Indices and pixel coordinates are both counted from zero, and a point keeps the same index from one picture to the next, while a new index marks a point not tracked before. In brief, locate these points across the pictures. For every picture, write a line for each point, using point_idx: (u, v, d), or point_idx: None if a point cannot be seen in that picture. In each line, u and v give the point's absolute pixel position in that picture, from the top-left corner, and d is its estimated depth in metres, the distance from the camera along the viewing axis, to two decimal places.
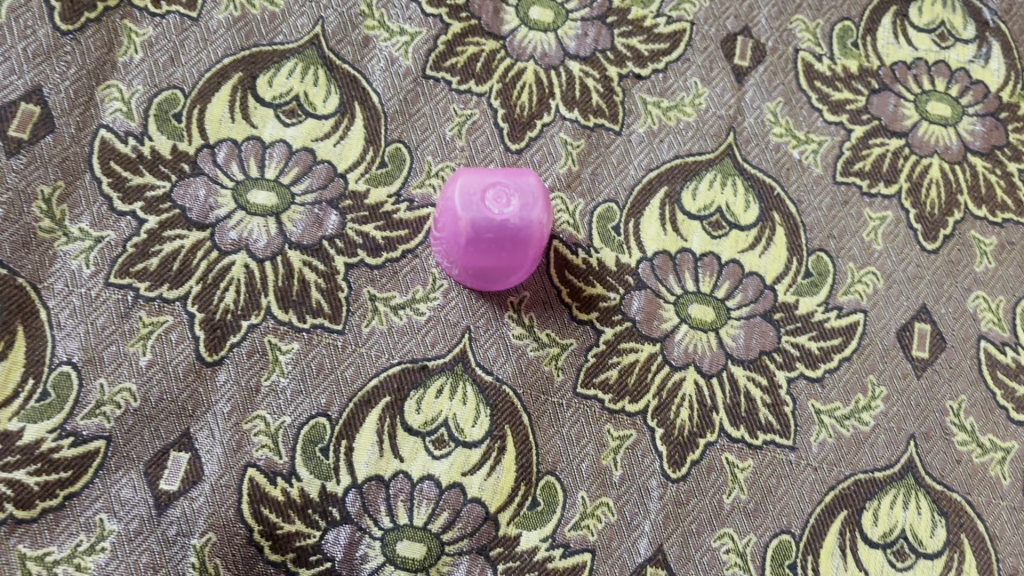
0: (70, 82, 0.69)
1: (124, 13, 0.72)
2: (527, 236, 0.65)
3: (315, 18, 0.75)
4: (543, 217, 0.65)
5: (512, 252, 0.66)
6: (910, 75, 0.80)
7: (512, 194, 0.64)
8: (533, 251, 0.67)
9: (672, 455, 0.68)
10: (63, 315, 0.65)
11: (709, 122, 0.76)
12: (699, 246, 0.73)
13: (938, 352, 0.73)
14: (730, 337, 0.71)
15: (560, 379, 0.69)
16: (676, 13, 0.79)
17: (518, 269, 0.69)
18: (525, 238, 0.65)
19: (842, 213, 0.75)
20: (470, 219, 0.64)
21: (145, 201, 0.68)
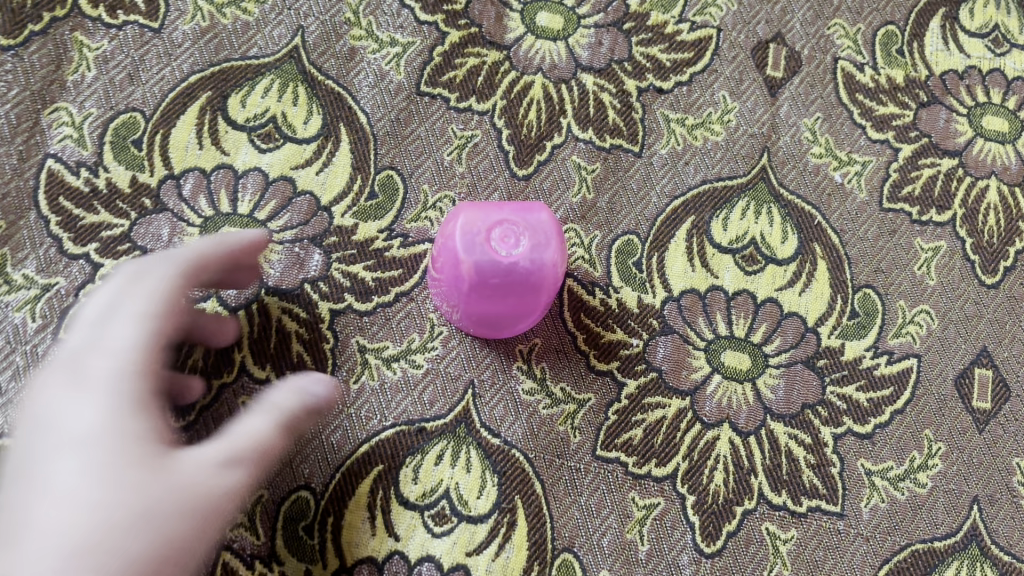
0: (11, 106, 0.61)
1: (74, 25, 0.63)
2: (540, 279, 0.56)
3: (294, 27, 0.66)
4: (559, 258, 0.56)
5: (523, 299, 0.57)
6: (963, 85, 0.72)
7: (521, 233, 0.55)
8: (548, 293, 0.58)
9: (706, 526, 0.60)
10: (4, 378, 0.56)
11: (741, 142, 0.68)
12: (732, 284, 0.65)
13: (1001, 402, 0.64)
14: (768, 388, 0.63)
15: (577, 440, 0.60)
16: (700, 18, 0.71)
17: (532, 311, 0.59)
18: (538, 281, 0.56)
19: (891, 243, 0.67)
20: (475, 263, 0.55)
21: (99, 242, 0.59)
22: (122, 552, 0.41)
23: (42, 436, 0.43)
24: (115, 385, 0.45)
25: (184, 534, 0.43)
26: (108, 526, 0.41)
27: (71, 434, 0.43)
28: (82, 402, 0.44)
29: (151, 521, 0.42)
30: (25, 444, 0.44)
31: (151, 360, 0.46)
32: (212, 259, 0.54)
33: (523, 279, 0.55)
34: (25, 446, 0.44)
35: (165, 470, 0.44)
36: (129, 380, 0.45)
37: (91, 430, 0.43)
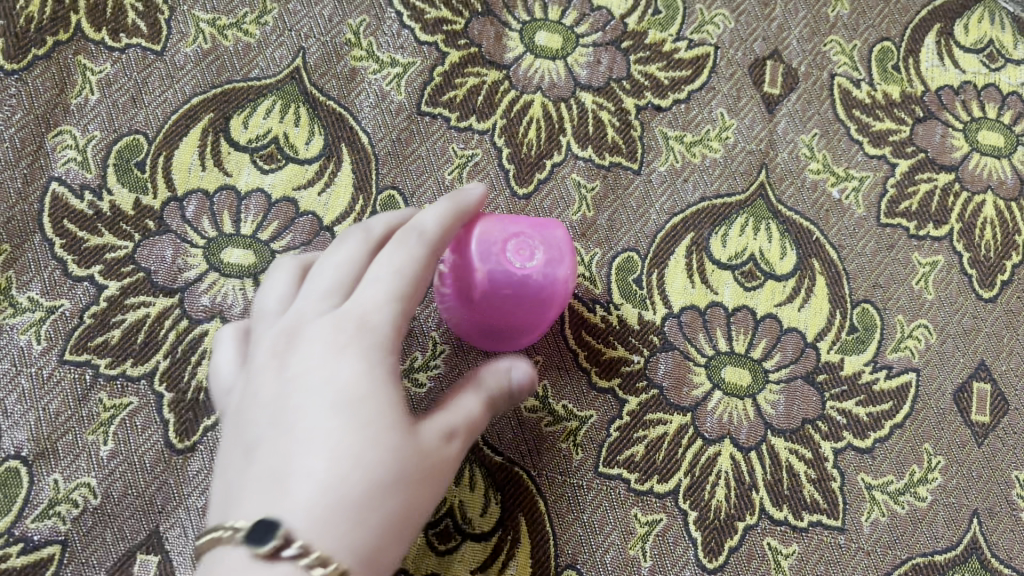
0: (16, 130, 0.61)
1: (77, 48, 0.64)
2: (553, 292, 0.56)
3: (295, 49, 0.67)
4: (569, 276, 0.56)
5: (530, 314, 0.57)
6: (958, 100, 0.73)
7: (537, 244, 0.55)
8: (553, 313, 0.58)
9: (708, 542, 0.60)
10: (10, 400, 0.57)
11: (739, 159, 0.68)
12: (731, 300, 0.65)
13: (999, 416, 0.65)
14: (769, 404, 0.63)
15: (579, 458, 0.61)
16: (698, 36, 0.71)
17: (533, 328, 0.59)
18: (551, 295, 0.56)
19: (889, 258, 0.67)
20: (488, 271, 0.55)
21: (103, 264, 0.59)
22: (380, 515, 0.41)
23: (330, 389, 0.44)
24: (375, 352, 0.45)
25: (419, 495, 0.44)
26: (372, 488, 0.41)
27: (347, 392, 0.43)
28: (360, 363, 0.45)
29: (405, 485, 0.43)
30: (283, 399, 0.44)
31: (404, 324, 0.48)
32: (453, 227, 0.50)
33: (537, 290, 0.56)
34: (274, 401, 0.44)
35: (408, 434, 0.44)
36: (383, 352, 0.46)
37: (347, 393, 0.43)
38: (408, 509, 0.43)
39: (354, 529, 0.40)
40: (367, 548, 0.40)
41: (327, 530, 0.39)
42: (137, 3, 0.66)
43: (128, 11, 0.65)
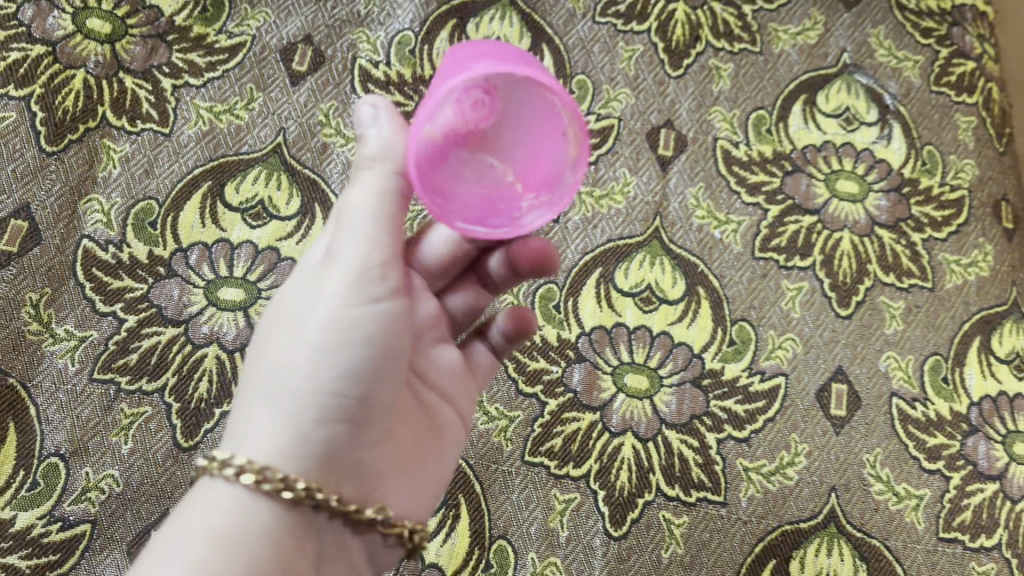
0: (55, 199, 0.77)
1: (102, 133, 0.80)
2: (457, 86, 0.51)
3: (277, 128, 0.83)
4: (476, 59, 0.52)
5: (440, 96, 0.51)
6: (820, 156, 0.89)
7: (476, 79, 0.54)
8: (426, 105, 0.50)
9: (614, 515, 0.74)
10: (51, 411, 0.71)
11: (638, 208, 0.84)
12: (632, 320, 0.80)
13: (853, 410, 0.80)
14: (663, 403, 0.78)
15: (509, 449, 0.75)
16: (605, 110, 0.88)
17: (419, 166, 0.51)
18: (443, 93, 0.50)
19: (762, 285, 0.83)
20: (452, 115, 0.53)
21: (124, 302, 0.75)
22: (275, 383, 0.52)
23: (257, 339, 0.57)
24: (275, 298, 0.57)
25: (303, 354, 0.51)
26: (267, 383, 0.53)
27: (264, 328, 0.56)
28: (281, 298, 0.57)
29: (286, 359, 0.52)
30: None
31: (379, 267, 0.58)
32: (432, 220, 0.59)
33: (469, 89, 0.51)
34: None
35: (291, 322, 0.53)
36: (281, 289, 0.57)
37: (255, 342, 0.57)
38: (292, 372, 0.51)
39: (256, 421, 0.52)
40: (269, 429, 0.51)
41: (240, 439, 0.52)
42: (150, 95, 0.82)
43: (142, 102, 0.82)
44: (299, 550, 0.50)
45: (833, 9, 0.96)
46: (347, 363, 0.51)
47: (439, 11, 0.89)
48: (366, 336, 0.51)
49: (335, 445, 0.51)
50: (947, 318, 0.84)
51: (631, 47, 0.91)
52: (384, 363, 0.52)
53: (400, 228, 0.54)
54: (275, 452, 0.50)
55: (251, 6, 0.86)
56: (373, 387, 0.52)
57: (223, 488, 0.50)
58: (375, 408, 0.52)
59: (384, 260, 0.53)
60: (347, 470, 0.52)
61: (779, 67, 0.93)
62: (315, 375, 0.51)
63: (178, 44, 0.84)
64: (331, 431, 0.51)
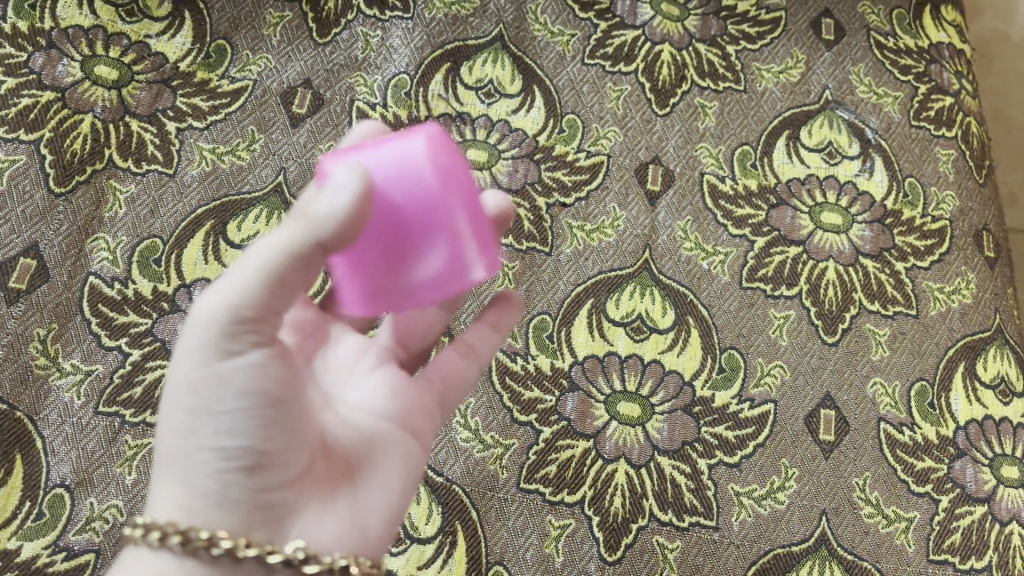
0: (63, 238, 0.79)
1: (109, 174, 0.82)
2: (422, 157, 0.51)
3: (277, 168, 0.85)
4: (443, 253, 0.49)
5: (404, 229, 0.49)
6: (804, 189, 0.92)
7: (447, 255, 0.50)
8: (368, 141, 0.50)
9: (608, 540, 0.75)
10: (57, 443, 0.72)
11: (628, 241, 0.87)
12: (624, 349, 0.82)
13: (842, 435, 0.81)
14: (655, 430, 0.79)
15: (504, 476, 0.76)
16: (594, 148, 0.91)
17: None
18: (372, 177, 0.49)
19: (750, 313, 0.85)
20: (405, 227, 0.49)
21: (129, 336, 0.77)
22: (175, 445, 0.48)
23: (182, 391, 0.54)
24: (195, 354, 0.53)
25: (182, 412, 0.48)
26: (163, 443, 0.49)
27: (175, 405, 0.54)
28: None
29: (173, 422, 0.49)
30: None
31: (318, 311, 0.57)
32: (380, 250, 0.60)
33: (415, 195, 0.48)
34: None
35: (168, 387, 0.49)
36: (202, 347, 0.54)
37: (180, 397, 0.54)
38: (177, 438, 0.48)
39: (158, 482, 0.49)
40: (166, 492, 0.49)
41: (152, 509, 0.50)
42: (155, 138, 0.85)
43: (148, 145, 0.84)
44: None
45: (813, 49, 1.00)
46: (224, 419, 0.47)
47: (433, 55, 0.93)
48: (241, 392, 0.47)
49: (236, 492, 0.48)
50: (931, 345, 0.86)
51: (619, 87, 0.94)
52: (269, 411, 0.48)
53: (296, 283, 0.47)
54: (180, 513, 0.48)
55: (252, 53, 0.90)
56: (264, 434, 0.47)
57: (143, 555, 0.48)
58: (276, 456, 0.48)
59: (257, 310, 0.46)
60: (256, 514, 0.48)
61: (763, 104, 0.96)
62: (199, 436, 0.47)
63: (182, 89, 0.87)
64: (224, 483, 0.48)
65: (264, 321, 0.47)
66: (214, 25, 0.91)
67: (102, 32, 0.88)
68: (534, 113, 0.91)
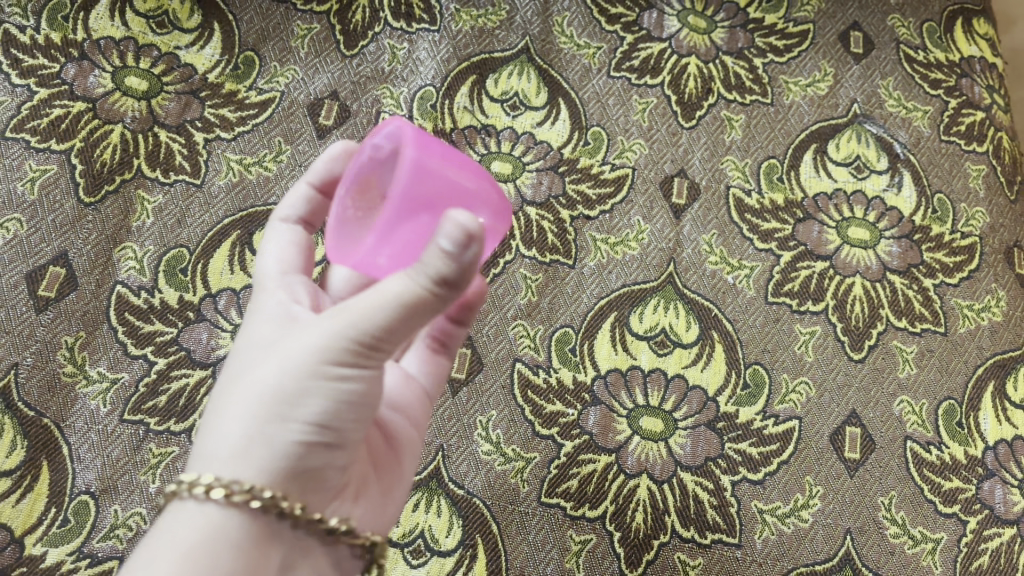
0: (91, 247, 0.80)
1: (138, 184, 0.83)
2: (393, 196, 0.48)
3: (304, 179, 0.86)
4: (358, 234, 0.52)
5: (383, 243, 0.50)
6: (831, 204, 0.91)
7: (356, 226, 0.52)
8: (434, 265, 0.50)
9: (629, 556, 0.75)
10: (83, 450, 0.73)
11: (652, 254, 0.86)
12: (647, 363, 0.82)
13: (867, 453, 0.81)
14: (678, 445, 0.79)
15: (525, 490, 0.76)
16: (619, 160, 0.91)
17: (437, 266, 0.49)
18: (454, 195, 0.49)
19: (775, 329, 0.84)
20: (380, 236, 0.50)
21: (154, 345, 0.77)
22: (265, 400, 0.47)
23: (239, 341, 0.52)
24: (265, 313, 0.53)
25: (287, 381, 0.47)
26: (243, 394, 0.48)
27: (238, 351, 0.53)
28: (251, 333, 0.53)
29: (268, 383, 0.47)
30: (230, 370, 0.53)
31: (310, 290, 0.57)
32: None
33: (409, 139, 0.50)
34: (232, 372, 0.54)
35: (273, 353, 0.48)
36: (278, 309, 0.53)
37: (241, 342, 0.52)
38: (273, 400, 0.47)
39: (220, 427, 0.48)
40: (232, 438, 0.47)
41: (200, 452, 0.48)
42: (183, 148, 0.85)
43: (176, 155, 0.85)
44: (263, 560, 0.47)
45: (842, 62, 0.99)
46: (330, 403, 0.47)
47: (460, 67, 0.93)
48: (351, 387, 0.48)
49: (304, 463, 0.48)
50: (960, 363, 0.85)
51: (645, 100, 0.94)
52: (361, 409, 0.49)
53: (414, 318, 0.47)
54: (249, 467, 0.47)
55: (280, 64, 0.91)
56: (354, 425, 0.49)
57: (187, 508, 0.47)
58: (348, 442, 0.49)
59: (389, 331, 0.46)
60: (314, 485, 0.49)
61: (790, 117, 0.95)
62: (296, 409, 0.47)
63: (210, 100, 0.88)
64: (302, 456, 0.48)
65: (393, 338, 0.47)
66: (243, 37, 0.91)
67: (133, 43, 0.89)
68: (559, 125, 0.91)
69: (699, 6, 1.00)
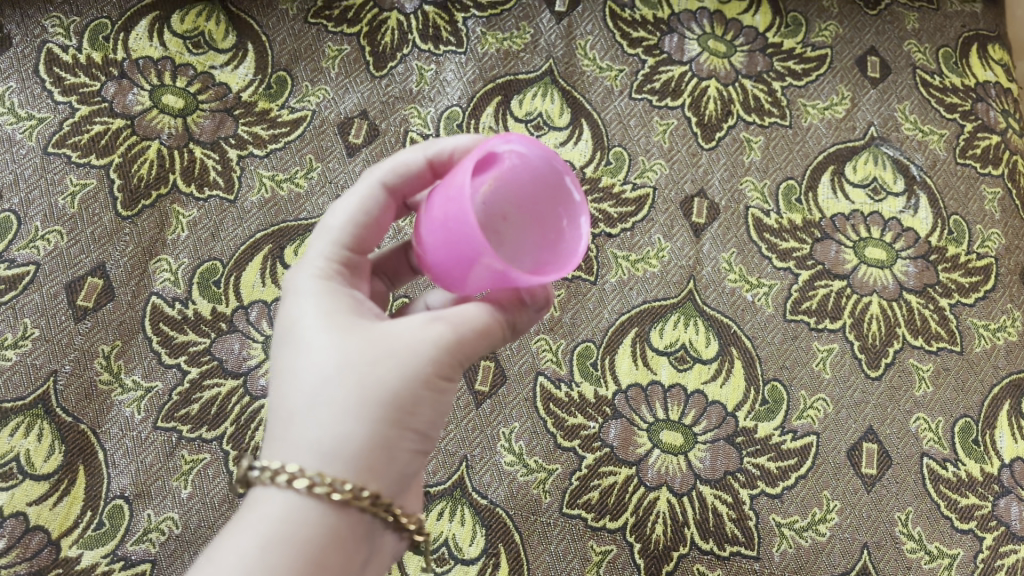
0: (128, 259, 0.82)
1: (173, 199, 0.85)
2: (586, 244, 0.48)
3: (334, 196, 0.88)
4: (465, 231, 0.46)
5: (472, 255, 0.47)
6: (849, 225, 0.93)
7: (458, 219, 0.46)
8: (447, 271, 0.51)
9: (649, 567, 0.77)
10: (118, 456, 0.75)
11: (673, 272, 0.88)
12: (667, 378, 0.83)
13: (884, 468, 0.82)
14: (697, 459, 0.80)
15: (547, 501, 0.77)
16: (640, 180, 0.93)
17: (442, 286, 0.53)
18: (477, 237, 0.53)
19: (793, 345, 0.86)
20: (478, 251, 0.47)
21: (188, 355, 0.79)
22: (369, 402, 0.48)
23: (299, 331, 0.50)
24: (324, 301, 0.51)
25: (394, 384, 0.48)
26: (344, 396, 0.48)
27: (309, 330, 0.50)
28: (312, 316, 0.50)
29: (373, 386, 0.48)
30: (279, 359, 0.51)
31: (348, 273, 0.53)
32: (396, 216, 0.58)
33: (548, 178, 0.51)
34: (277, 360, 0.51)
35: (365, 352, 0.48)
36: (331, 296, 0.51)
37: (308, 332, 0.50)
38: (379, 401, 0.48)
39: (323, 427, 0.47)
40: (345, 439, 0.47)
41: (301, 450, 0.47)
42: (217, 164, 0.88)
43: (210, 170, 0.87)
44: (354, 547, 0.48)
45: (859, 86, 1.01)
46: (426, 408, 0.50)
47: (485, 88, 0.95)
48: (443, 394, 0.50)
49: (400, 464, 0.49)
50: (976, 382, 0.86)
51: (666, 121, 0.96)
52: (440, 413, 0.52)
53: (493, 335, 0.52)
54: (356, 469, 0.47)
55: (311, 84, 0.93)
56: (433, 426, 0.52)
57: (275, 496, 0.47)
58: (426, 442, 0.52)
59: (479, 345, 0.51)
60: (402, 482, 0.51)
61: (808, 139, 0.97)
62: (400, 414, 0.48)
63: (244, 117, 0.90)
64: (402, 458, 0.50)
65: (478, 351, 0.51)
66: (276, 58, 0.94)
67: (170, 63, 0.92)
68: (582, 145, 0.94)
69: (719, 30, 1.02)
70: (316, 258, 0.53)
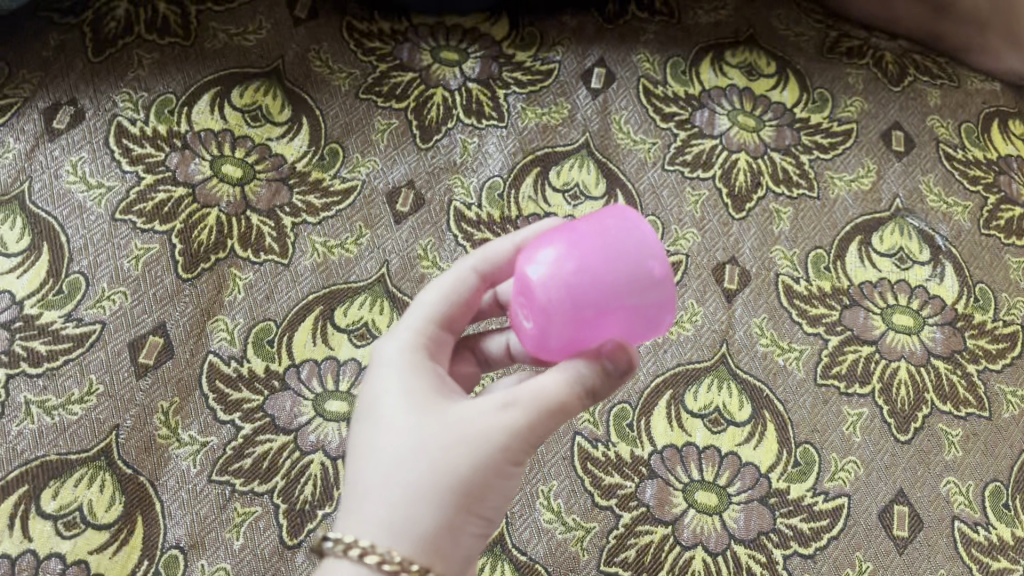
0: (187, 319, 0.87)
1: (230, 262, 0.90)
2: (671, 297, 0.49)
3: (380, 260, 0.92)
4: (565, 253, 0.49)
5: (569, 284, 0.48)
6: (876, 292, 0.96)
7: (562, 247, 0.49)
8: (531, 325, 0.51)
9: None
10: (173, 507, 0.78)
11: (705, 335, 0.91)
12: (702, 440, 0.86)
13: (916, 531, 0.83)
14: (731, 518, 0.83)
15: (585, 558, 0.80)
16: (674, 247, 0.97)
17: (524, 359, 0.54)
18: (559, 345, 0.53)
19: (823, 409, 0.88)
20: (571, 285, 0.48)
21: (242, 411, 0.83)
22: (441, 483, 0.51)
23: (380, 407, 0.54)
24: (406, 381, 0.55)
25: (465, 469, 0.52)
26: (417, 476, 0.52)
27: (391, 410, 0.54)
28: (392, 395, 0.54)
29: (445, 471, 0.51)
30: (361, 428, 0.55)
31: (432, 350, 0.57)
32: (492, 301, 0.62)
33: None
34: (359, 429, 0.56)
35: (439, 437, 0.52)
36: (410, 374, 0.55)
37: (388, 409, 0.54)
38: (449, 485, 0.51)
39: (395, 504, 0.51)
40: (415, 519, 0.51)
41: (372, 524, 0.51)
42: (272, 230, 0.93)
43: (266, 236, 0.92)
44: None
45: (884, 159, 1.05)
46: (494, 491, 0.53)
47: (525, 160, 1.00)
48: (510, 476, 0.54)
49: (464, 543, 0.53)
50: (1005, 447, 0.88)
51: (698, 192, 1.01)
52: (508, 491, 0.55)
53: (565, 419, 0.54)
54: (422, 548, 0.51)
55: (361, 156, 0.99)
56: (499, 505, 0.55)
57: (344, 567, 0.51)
58: (493, 517, 0.55)
59: (549, 430, 0.53)
60: (466, 557, 0.54)
61: (836, 209, 1.01)
62: (467, 498, 0.52)
63: (298, 187, 0.96)
64: (465, 540, 0.53)
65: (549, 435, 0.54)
66: (328, 130, 1.00)
67: (229, 135, 0.98)
68: None
69: (748, 106, 1.07)
70: (405, 333, 0.57)
